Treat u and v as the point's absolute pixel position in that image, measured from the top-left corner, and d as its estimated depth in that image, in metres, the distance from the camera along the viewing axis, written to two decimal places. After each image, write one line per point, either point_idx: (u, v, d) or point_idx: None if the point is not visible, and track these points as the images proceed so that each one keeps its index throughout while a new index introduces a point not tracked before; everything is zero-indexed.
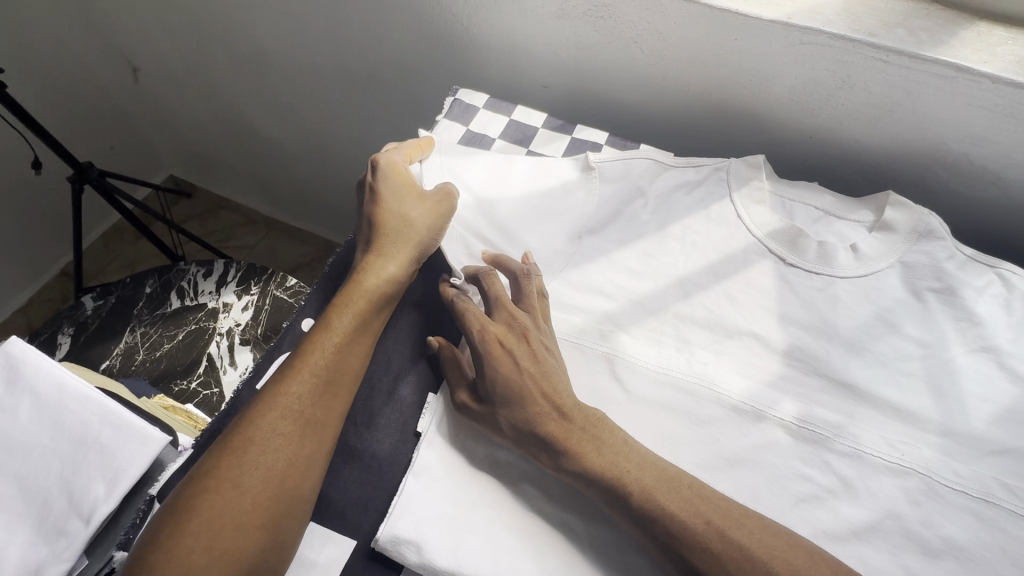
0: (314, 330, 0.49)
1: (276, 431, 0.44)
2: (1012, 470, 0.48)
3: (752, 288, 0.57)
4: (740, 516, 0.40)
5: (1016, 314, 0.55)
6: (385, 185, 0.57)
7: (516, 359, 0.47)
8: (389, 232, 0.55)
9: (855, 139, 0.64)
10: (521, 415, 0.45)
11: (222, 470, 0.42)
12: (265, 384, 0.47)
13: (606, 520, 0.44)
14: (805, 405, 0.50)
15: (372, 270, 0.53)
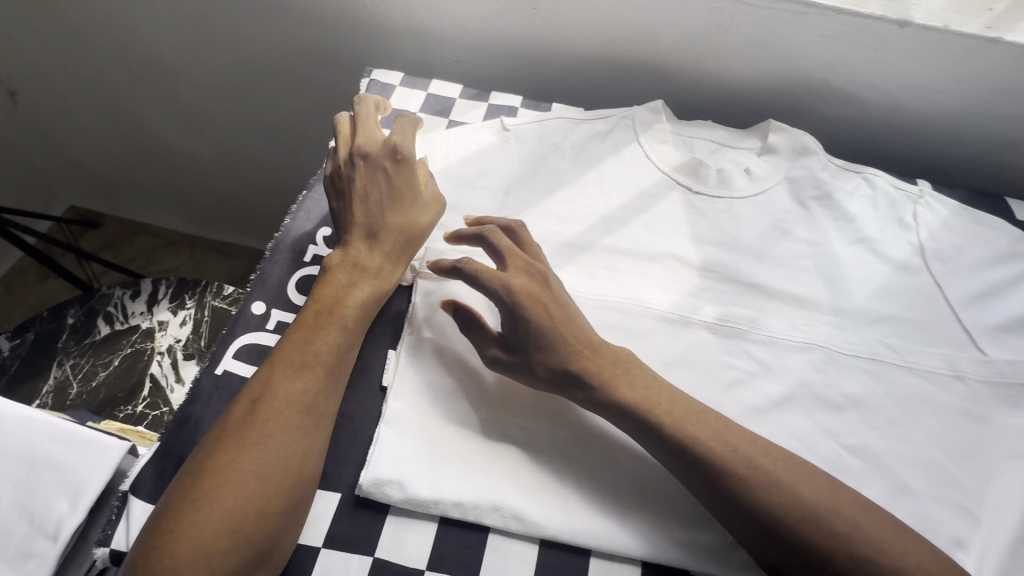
0: (319, 321, 0.49)
1: (293, 425, 0.44)
2: (888, 333, 0.58)
3: (668, 217, 0.64)
4: (742, 438, 0.45)
5: (880, 209, 0.66)
6: (403, 181, 0.55)
7: (545, 306, 0.49)
8: (391, 222, 0.54)
9: (737, 77, 0.72)
10: (553, 360, 0.48)
11: (238, 462, 0.42)
12: (272, 375, 0.46)
13: (569, 430, 0.49)
14: (722, 306, 0.57)
15: (377, 262, 0.53)
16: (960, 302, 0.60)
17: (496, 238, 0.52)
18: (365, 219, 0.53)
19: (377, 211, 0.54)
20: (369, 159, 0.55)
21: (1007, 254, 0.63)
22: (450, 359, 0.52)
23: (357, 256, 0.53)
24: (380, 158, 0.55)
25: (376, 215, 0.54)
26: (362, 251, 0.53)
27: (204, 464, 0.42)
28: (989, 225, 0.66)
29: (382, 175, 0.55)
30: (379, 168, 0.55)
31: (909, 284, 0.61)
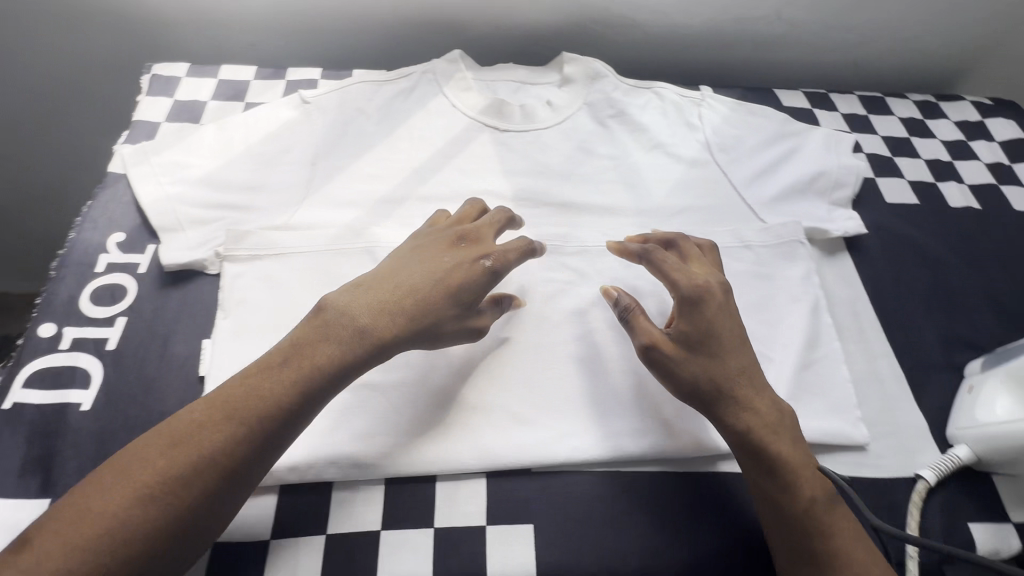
0: (282, 374, 0.41)
1: (208, 488, 0.37)
2: (685, 222, 0.64)
3: (479, 157, 0.66)
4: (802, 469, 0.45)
5: (670, 116, 0.72)
6: (482, 282, 0.47)
7: (726, 324, 0.48)
8: (427, 303, 0.45)
9: (526, 18, 0.75)
10: (705, 366, 0.46)
11: (130, 512, 0.35)
12: (216, 412, 0.39)
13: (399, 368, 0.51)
14: (536, 229, 0.61)
15: (384, 328, 0.44)
16: (743, 183, 0.67)
17: (695, 252, 0.53)
18: (435, 287, 0.46)
19: (438, 285, 0.46)
20: (471, 253, 0.48)
21: (777, 135, 0.72)
22: (272, 335, 0.52)
23: (384, 308, 0.44)
24: (482, 252, 0.48)
25: (433, 283, 0.46)
26: (398, 314, 0.44)
27: (81, 501, 0.35)
28: (762, 114, 0.74)
29: (471, 277, 0.47)
30: (466, 262, 0.48)
31: (700, 177, 0.68)
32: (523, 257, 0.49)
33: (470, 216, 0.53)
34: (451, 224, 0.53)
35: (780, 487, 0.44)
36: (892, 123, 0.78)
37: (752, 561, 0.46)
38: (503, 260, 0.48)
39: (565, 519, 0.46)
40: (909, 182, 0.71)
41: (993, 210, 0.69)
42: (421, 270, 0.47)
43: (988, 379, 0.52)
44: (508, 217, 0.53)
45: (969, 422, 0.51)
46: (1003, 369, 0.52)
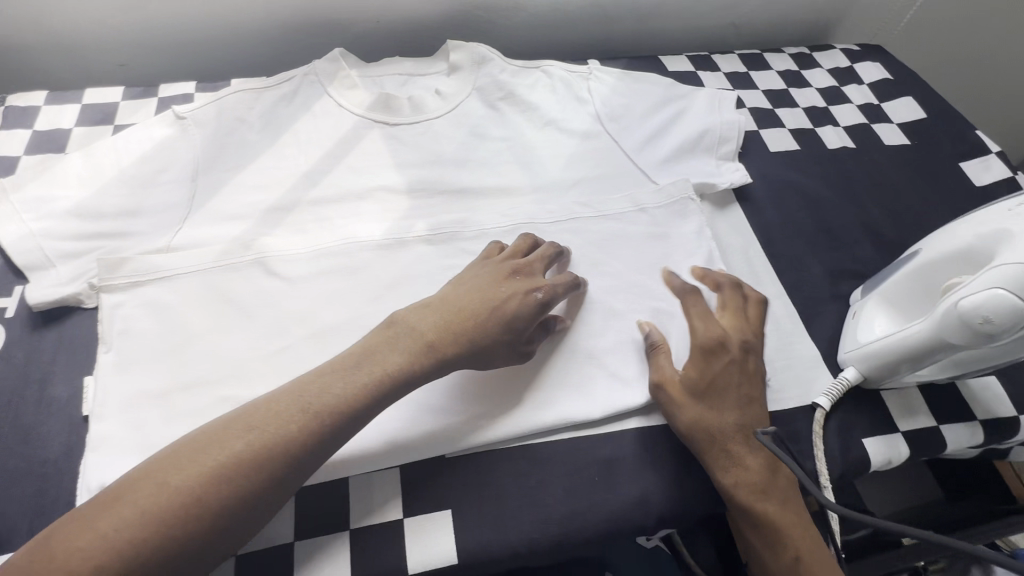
0: (357, 376, 0.42)
1: (280, 474, 0.38)
2: (580, 194, 0.65)
3: (370, 154, 0.65)
4: (781, 515, 0.46)
5: (559, 92, 0.73)
6: (535, 305, 0.50)
7: (735, 370, 0.50)
8: (485, 320, 0.47)
9: (406, 10, 0.75)
10: (710, 410, 0.48)
11: (210, 486, 0.36)
12: (271, 409, 0.40)
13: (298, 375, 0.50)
14: (433, 219, 0.60)
15: (445, 344, 0.46)
16: (635, 149, 0.69)
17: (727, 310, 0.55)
18: (496, 304, 0.48)
19: (493, 307, 0.48)
20: (524, 278, 0.51)
21: (664, 99, 0.73)
22: (161, 361, 0.50)
23: (447, 326, 0.46)
24: (534, 285, 0.50)
25: (488, 309, 0.48)
26: (459, 333, 0.46)
27: (157, 473, 0.36)
28: (648, 81, 0.75)
29: (527, 298, 0.49)
30: (519, 294, 0.49)
31: (593, 148, 0.69)
32: (568, 289, 0.52)
33: (518, 249, 0.55)
34: (504, 257, 0.53)
35: (759, 532, 0.46)
36: (771, 77, 0.82)
37: (668, 510, 0.48)
38: (554, 293, 0.51)
39: (483, 500, 0.47)
40: (789, 131, 0.75)
41: (866, 148, 0.74)
42: (482, 289, 0.49)
43: (868, 303, 0.55)
44: (556, 253, 0.55)
45: (853, 345, 0.53)
46: (879, 291, 0.54)
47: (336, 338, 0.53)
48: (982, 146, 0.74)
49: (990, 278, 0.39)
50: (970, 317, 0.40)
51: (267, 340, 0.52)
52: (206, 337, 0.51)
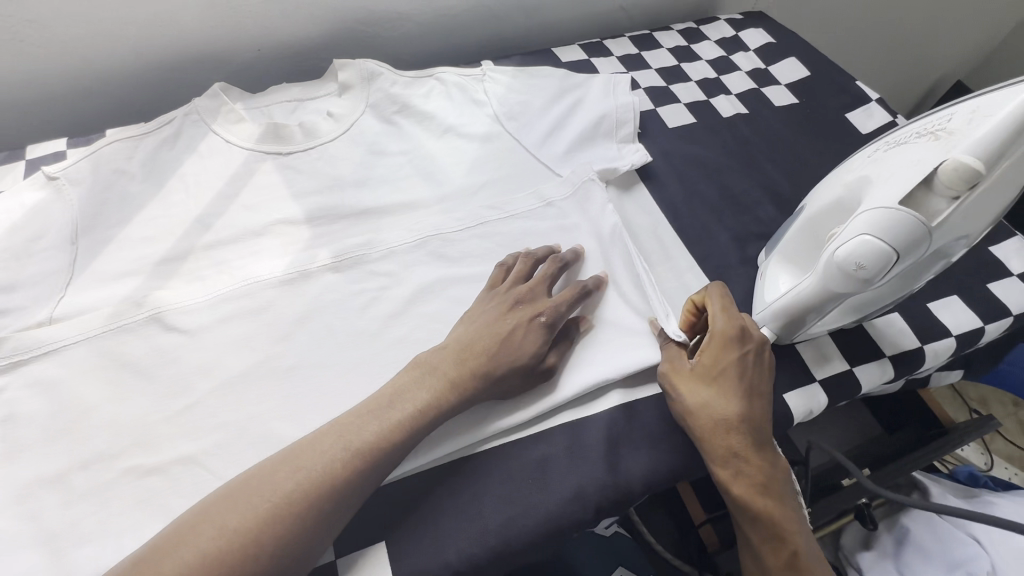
0: (391, 414, 0.44)
1: (327, 512, 0.40)
2: (486, 198, 0.65)
3: (265, 187, 0.63)
4: (779, 509, 0.46)
5: (455, 98, 0.73)
6: (544, 331, 0.51)
7: (745, 368, 0.49)
8: (496, 352, 0.48)
9: (286, 33, 0.73)
10: (716, 399, 0.48)
11: (264, 523, 0.38)
12: (320, 454, 0.41)
13: (208, 428, 0.48)
14: (337, 245, 0.59)
15: (464, 379, 0.47)
16: (537, 145, 0.69)
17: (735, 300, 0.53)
18: (505, 337, 0.49)
19: (502, 340, 0.49)
20: (534, 304, 0.52)
21: (560, 91, 0.74)
22: (55, 443, 0.46)
23: (463, 362, 0.48)
24: (540, 310, 0.52)
25: (498, 342, 0.49)
26: (477, 367, 0.48)
27: (218, 515, 0.38)
28: (543, 74, 0.75)
29: (536, 324, 0.51)
30: (526, 322, 0.51)
31: (495, 150, 0.69)
32: (574, 304, 0.54)
33: (521, 272, 0.55)
34: (510, 284, 0.54)
35: (758, 527, 0.46)
36: (662, 54, 0.83)
37: (605, 500, 0.48)
38: (559, 314, 0.52)
39: (417, 522, 0.46)
40: (685, 105, 0.77)
41: (759, 111, 0.77)
42: (493, 320, 0.51)
43: (771, 262, 0.56)
44: (560, 266, 0.56)
45: (763, 306, 0.54)
46: (780, 249, 0.55)
47: (245, 385, 0.50)
48: (863, 95, 0.78)
49: (856, 226, 0.40)
50: (847, 266, 0.41)
51: (171, 400, 0.49)
52: (103, 408, 0.48)
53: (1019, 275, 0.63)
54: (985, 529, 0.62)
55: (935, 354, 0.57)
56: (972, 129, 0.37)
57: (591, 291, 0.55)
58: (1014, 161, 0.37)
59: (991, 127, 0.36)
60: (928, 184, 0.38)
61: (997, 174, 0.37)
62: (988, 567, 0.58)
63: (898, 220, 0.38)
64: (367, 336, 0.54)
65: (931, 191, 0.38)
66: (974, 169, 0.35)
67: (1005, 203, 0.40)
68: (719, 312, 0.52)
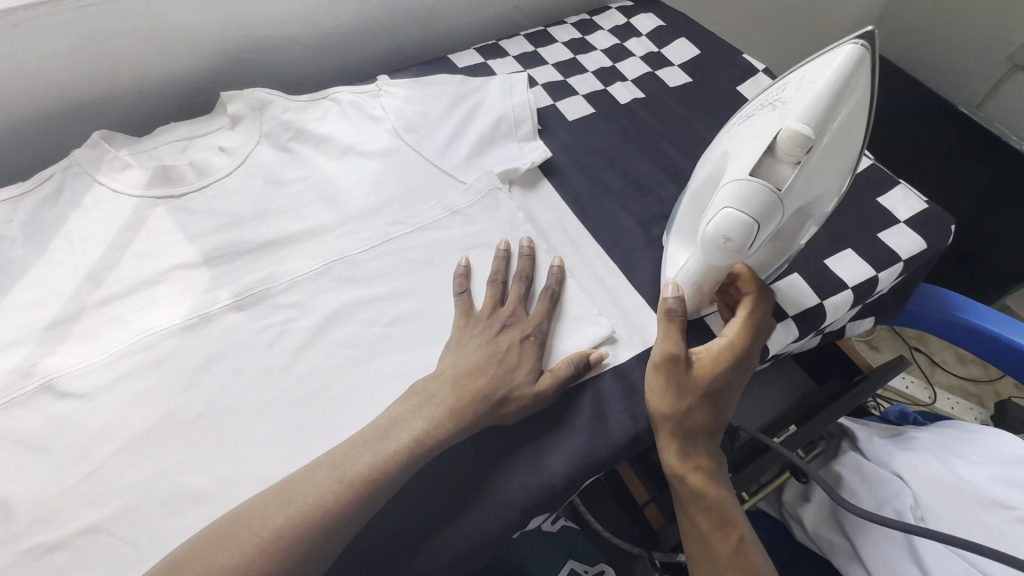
0: (386, 445, 0.45)
1: (321, 542, 0.41)
2: (391, 214, 0.65)
3: (159, 233, 0.61)
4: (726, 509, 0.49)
5: (352, 117, 0.72)
6: (535, 353, 0.53)
7: (732, 377, 0.49)
8: (494, 375, 0.50)
9: (168, 71, 0.71)
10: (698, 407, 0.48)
11: (249, 562, 0.39)
12: (315, 487, 0.42)
13: (115, 493, 0.46)
14: (238, 283, 0.57)
15: (463, 406, 0.48)
16: (438, 154, 0.69)
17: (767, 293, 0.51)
18: (502, 360, 0.51)
19: (499, 362, 0.51)
20: (521, 325, 0.54)
21: (458, 97, 0.74)
22: None
23: (462, 387, 0.49)
24: (526, 330, 0.54)
25: (493, 363, 0.51)
26: (477, 392, 0.49)
27: (206, 551, 0.39)
28: (439, 83, 0.75)
29: (527, 345, 0.53)
30: (517, 343, 0.53)
31: (397, 164, 0.69)
32: (551, 316, 0.56)
33: (495, 291, 0.56)
34: (491, 303, 0.55)
35: (707, 514, 0.48)
36: (558, 49, 0.84)
37: (531, 499, 0.48)
38: (543, 332, 0.54)
39: (347, 555, 0.46)
40: (583, 96, 0.78)
41: (654, 94, 0.79)
42: (488, 343, 0.52)
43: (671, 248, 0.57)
44: (528, 282, 0.57)
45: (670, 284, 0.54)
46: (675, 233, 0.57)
47: (151, 442, 0.49)
48: (750, 67, 0.81)
49: (720, 200, 0.42)
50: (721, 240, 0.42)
51: (71, 470, 0.47)
52: None
53: (905, 221, 0.66)
54: (908, 466, 0.65)
55: (835, 307, 0.60)
56: (802, 96, 0.40)
57: (558, 302, 0.57)
58: (843, 121, 0.40)
59: (816, 93, 0.39)
60: (773, 152, 0.40)
61: (828, 136, 0.40)
62: (911, 501, 0.62)
63: (754, 189, 0.40)
64: (277, 371, 0.53)
65: (777, 158, 0.41)
66: (806, 133, 0.38)
67: (849, 161, 0.43)
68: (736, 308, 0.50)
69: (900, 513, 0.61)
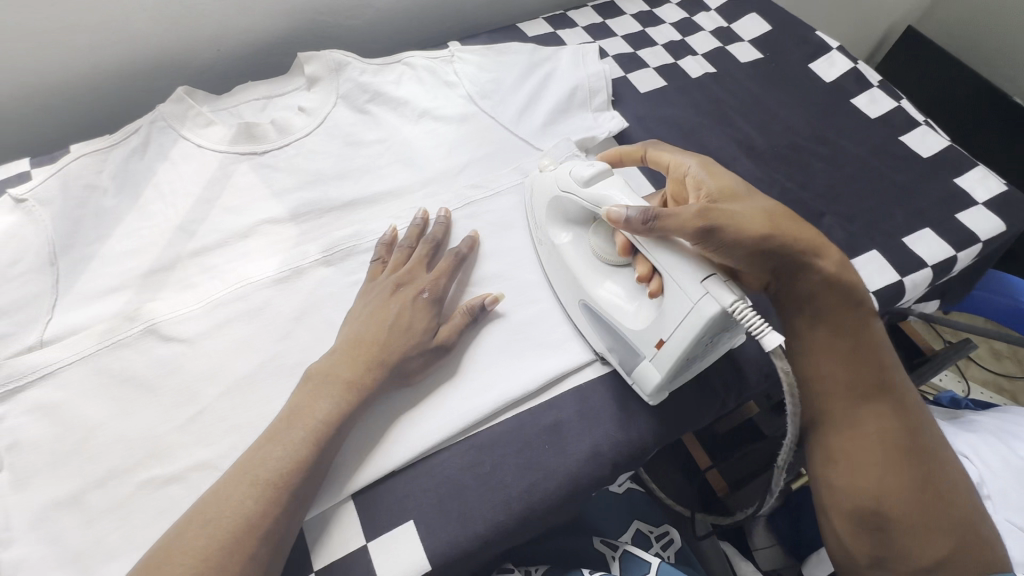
0: (300, 426, 0.44)
1: (272, 526, 0.40)
2: (469, 178, 0.65)
3: (244, 188, 0.61)
4: (849, 308, 0.50)
5: (426, 82, 0.71)
6: (427, 308, 0.51)
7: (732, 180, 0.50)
8: (390, 341, 0.48)
9: (248, 32, 0.71)
10: (751, 210, 0.47)
11: (218, 552, 0.38)
12: (243, 481, 0.41)
13: (224, 431, 0.48)
14: (325, 238, 0.58)
15: (367, 377, 0.47)
16: (514, 122, 0.69)
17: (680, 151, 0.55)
18: (392, 327, 0.49)
19: (393, 326, 0.49)
20: (405, 288, 0.52)
21: (531, 65, 0.72)
22: (64, 465, 0.45)
23: (361, 357, 0.47)
24: (420, 287, 0.52)
25: (387, 328, 0.49)
26: (373, 359, 0.47)
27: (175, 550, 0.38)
28: (511, 50, 0.73)
29: (417, 302, 0.51)
30: (410, 302, 0.51)
31: (472, 131, 0.69)
32: (452, 274, 0.55)
33: (400, 256, 0.55)
34: (391, 270, 0.54)
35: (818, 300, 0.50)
36: (627, 20, 0.83)
37: (622, 457, 0.50)
38: (439, 287, 0.53)
39: (439, 498, 0.47)
40: (655, 69, 0.78)
41: (726, 70, 0.78)
42: (369, 316, 0.50)
43: (630, 335, 0.49)
44: (431, 245, 0.56)
45: (685, 282, 0.44)
46: (641, 306, 0.49)
47: (254, 385, 0.50)
48: (824, 44, 0.80)
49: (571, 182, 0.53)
50: (566, 176, 0.54)
51: (179, 409, 0.49)
52: (110, 425, 0.47)
53: (984, 203, 0.66)
54: (971, 445, 0.65)
55: (914, 285, 0.61)
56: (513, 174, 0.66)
57: (463, 255, 0.56)
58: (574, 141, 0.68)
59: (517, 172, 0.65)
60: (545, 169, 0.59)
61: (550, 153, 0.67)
62: (978, 478, 0.62)
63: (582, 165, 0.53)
64: None
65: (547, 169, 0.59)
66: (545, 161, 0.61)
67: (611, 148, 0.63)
68: (694, 166, 0.52)
69: None
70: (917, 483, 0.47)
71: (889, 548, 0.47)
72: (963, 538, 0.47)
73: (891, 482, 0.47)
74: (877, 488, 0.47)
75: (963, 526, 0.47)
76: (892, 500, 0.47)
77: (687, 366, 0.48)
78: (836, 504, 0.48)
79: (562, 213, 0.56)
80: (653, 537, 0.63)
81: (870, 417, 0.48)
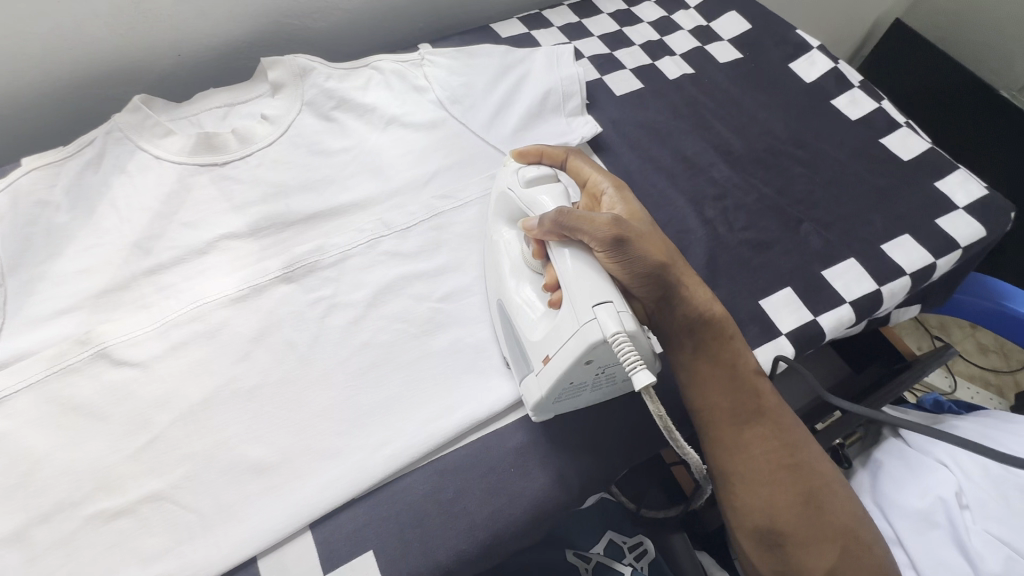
0: None
1: None
2: (438, 188, 0.64)
3: (203, 202, 0.59)
4: (722, 342, 0.49)
5: (395, 87, 0.69)
6: None
7: (632, 213, 0.51)
8: None
9: (209, 35, 0.68)
10: (646, 238, 0.47)
11: None
12: None
13: (178, 459, 0.46)
14: (286, 254, 0.56)
15: None
16: (485, 129, 0.67)
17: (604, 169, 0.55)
18: None
19: None
20: None
21: (504, 68, 0.70)
22: (9, 500, 0.44)
23: None
24: None
25: None
26: None
27: None
28: (483, 53, 0.71)
29: None
30: None
31: (442, 139, 0.67)
32: None
33: None
34: None
35: (693, 338, 0.49)
36: (604, 19, 0.81)
37: (588, 479, 0.49)
38: None
39: (401, 523, 0.46)
40: (631, 71, 0.75)
41: (704, 71, 0.76)
42: None
43: (527, 347, 0.47)
44: None
45: (579, 301, 0.42)
46: (543, 314, 0.47)
47: (209, 412, 0.48)
48: (804, 44, 0.78)
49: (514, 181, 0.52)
50: (514, 175, 0.52)
51: (130, 438, 0.47)
52: (58, 456, 0.45)
53: (964, 207, 0.65)
54: (952, 454, 0.62)
55: (892, 294, 0.60)
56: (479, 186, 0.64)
57: None
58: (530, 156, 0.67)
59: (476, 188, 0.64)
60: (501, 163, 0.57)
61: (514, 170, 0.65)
62: (956, 490, 0.60)
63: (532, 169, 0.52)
64: (332, 344, 0.53)
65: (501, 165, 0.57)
66: None
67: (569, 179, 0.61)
68: (609, 188, 0.52)
69: (944, 500, 0.59)
70: (803, 497, 0.47)
71: (789, 563, 0.47)
72: (851, 547, 0.46)
73: (782, 501, 0.47)
74: (772, 506, 0.47)
75: (851, 534, 0.47)
76: (784, 517, 0.47)
77: (575, 392, 0.47)
78: (740, 528, 0.48)
79: (506, 209, 0.54)
80: (626, 547, 0.64)
81: (757, 441, 0.48)
